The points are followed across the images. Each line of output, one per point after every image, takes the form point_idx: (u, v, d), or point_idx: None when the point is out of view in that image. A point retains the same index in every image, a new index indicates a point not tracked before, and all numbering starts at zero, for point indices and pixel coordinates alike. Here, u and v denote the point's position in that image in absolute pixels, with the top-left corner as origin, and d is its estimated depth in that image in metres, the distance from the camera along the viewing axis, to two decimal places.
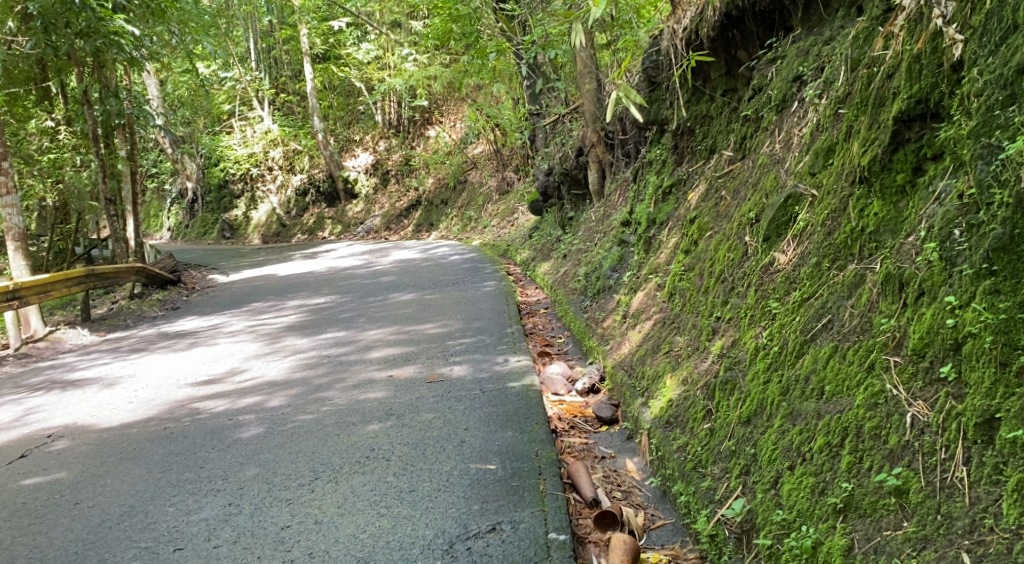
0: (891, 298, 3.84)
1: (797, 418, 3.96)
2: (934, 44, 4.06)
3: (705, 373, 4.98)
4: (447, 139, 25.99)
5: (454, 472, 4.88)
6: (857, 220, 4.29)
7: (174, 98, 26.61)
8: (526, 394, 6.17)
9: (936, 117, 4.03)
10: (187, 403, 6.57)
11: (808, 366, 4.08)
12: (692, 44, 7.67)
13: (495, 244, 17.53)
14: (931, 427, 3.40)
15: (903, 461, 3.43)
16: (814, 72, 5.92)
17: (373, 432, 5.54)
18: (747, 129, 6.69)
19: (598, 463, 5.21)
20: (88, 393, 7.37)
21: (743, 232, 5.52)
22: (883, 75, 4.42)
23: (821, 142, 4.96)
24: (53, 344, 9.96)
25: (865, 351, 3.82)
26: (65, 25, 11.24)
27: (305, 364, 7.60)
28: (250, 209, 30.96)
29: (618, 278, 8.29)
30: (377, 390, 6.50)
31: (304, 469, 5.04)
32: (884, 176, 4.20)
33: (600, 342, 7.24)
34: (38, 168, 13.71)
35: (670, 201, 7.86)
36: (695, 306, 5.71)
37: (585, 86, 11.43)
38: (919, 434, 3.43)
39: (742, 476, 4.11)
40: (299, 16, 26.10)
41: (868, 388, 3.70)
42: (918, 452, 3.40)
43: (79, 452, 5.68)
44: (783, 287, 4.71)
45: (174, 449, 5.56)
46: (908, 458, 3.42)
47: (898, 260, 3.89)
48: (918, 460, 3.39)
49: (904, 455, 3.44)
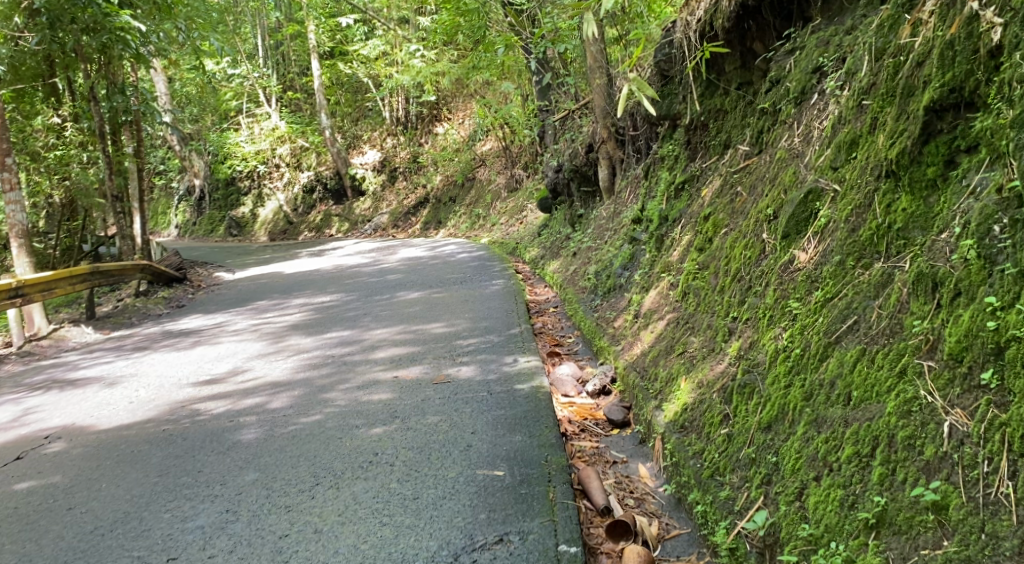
0: (922, 299, 3.62)
1: (822, 425, 3.75)
2: (969, 29, 3.87)
3: (721, 376, 4.78)
4: (455, 136, 25.83)
5: (459, 478, 4.69)
6: (883, 216, 4.10)
7: (180, 95, 26.50)
8: (534, 396, 5.98)
9: (971, 106, 3.83)
10: (188, 404, 6.39)
11: (833, 370, 3.87)
12: (707, 36, 7.45)
13: (503, 242, 17.35)
14: (971, 438, 3.20)
15: (941, 474, 3.22)
16: (835, 62, 5.72)
17: (376, 435, 5.35)
18: (764, 122, 6.47)
19: (609, 469, 5.03)
20: (88, 392, 7.20)
21: (761, 229, 5.31)
22: (912, 64, 4.22)
23: (843, 135, 4.77)
24: (56, 342, 9.81)
25: (896, 354, 3.60)
26: (71, 21, 11.00)
27: (308, 365, 7.41)
28: (257, 206, 30.89)
29: (629, 276, 8.10)
30: (382, 392, 6.31)
31: (305, 474, 4.85)
32: (913, 170, 4.00)
33: (611, 342, 7.04)
34: (44, 165, 13.72)
35: (682, 198, 7.66)
36: (710, 306, 5.50)
37: (596, 80, 11.19)
38: (958, 446, 3.23)
39: (763, 485, 3.90)
40: (306, 11, 25.95)
41: (899, 395, 3.48)
42: (957, 466, 3.20)
43: (74, 455, 5.51)
44: (803, 286, 4.50)
45: (172, 452, 5.38)
46: (946, 471, 3.22)
47: (931, 258, 3.67)
48: (957, 473, 3.18)
49: (941, 467, 3.23)
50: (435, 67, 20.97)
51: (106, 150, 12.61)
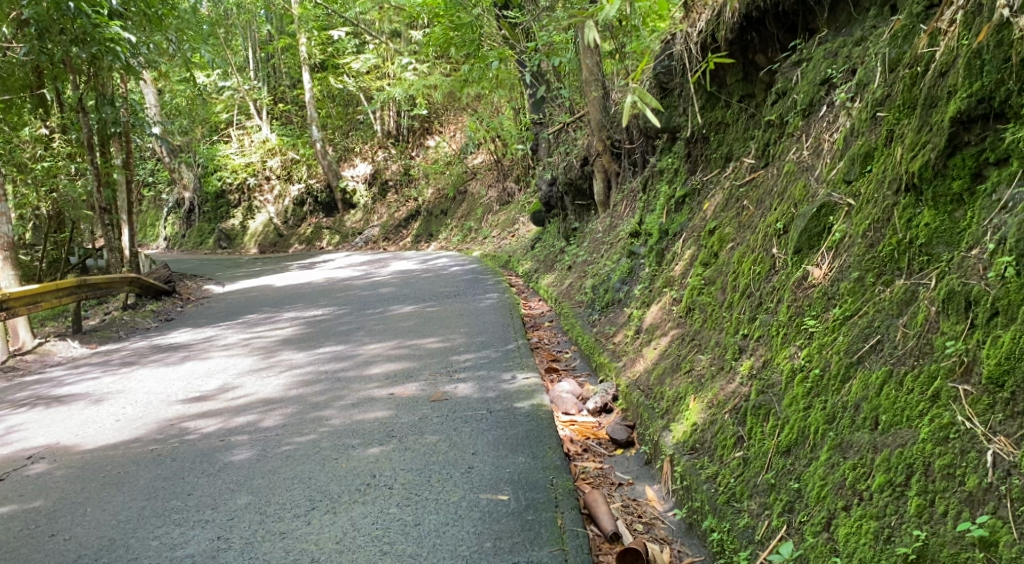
0: (954, 318, 3.50)
1: (848, 450, 3.61)
2: (999, 37, 3.76)
3: (732, 396, 4.60)
4: (447, 150, 25.70)
5: (462, 503, 4.49)
6: (904, 231, 3.96)
7: (171, 106, 26.26)
8: (535, 415, 5.78)
9: (1001, 117, 3.73)
10: (177, 422, 6.18)
11: (858, 393, 3.72)
12: (708, 48, 7.24)
13: (496, 255, 17.17)
14: (1019, 468, 3.05)
15: (988, 507, 3.07)
16: (845, 74, 5.57)
17: (373, 456, 5.15)
18: (770, 135, 6.29)
19: (615, 491, 4.85)
20: (73, 410, 6.97)
21: (771, 243, 5.13)
22: (934, 74, 4.08)
23: (857, 147, 4.62)
24: (41, 357, 9.57)
25: (927, 377, 3.47)
26: (60, 31, 10.75)
27: (301, 381, 7.19)
28: (247, 219, 30.64)
29: (628, 291, 7.93)
30: (377, 410, 6.10)
31: (300, 498, 4.65)
32: (937, 183, 3.88)
33: (612, 358, 6.85)
34: (31, 177, 13.21)
35: (682, 211, 7.50)
36: (718, 322, 5.31)
37: (592, 94, 11.03)
38: (1005, 477, 3.08)
39: (785, 514, 3.75)
40: (297, 23, 25.86)
41: (934, 420, 3.35)
42: (1005, 498, 3.05)
43: (57, 476, 5.29)
44: (819, 303, 4.32)
45: (161, 473, 5.16)
46: (993, 504, 3.06)
47: (962, 276, 3.55)
48: (1005, 507, 3.03)
49: (988, 500, 3.08)
50: (427, 80, 20.87)
51: (93, 161, 12.41)
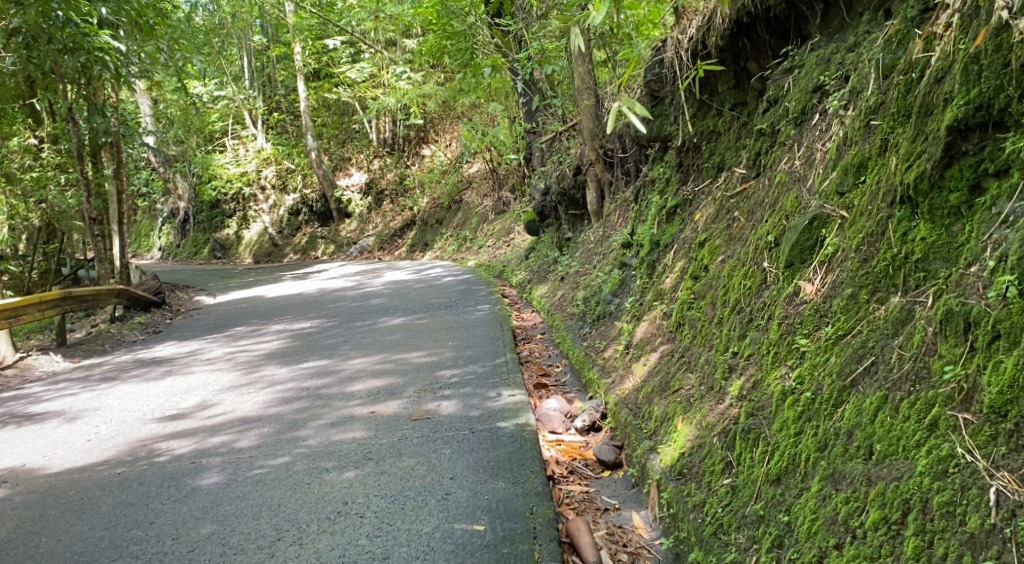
0: (953, 341, 3.29)
1: (841, 481, 3.40)
2: (997, 41, 3.56)
3: (721, 418, 4.37)
4: (442, 158, 25.47)
5: (435, 534, 4.27)
6: (899, 246, 3.76)
7: (165, 115, 26.03)
8: (519, 435, 5.55)
9: (1000, 126, 3.54)
10: (148, 443, 5.96)
11: (851, 419, 3.52)
12: (699, 54, 7.01)
13: (490, 265, 16.93)
14: None
15: (991, 552, 2.85)
16: (838, 81, 5.34)
17: (347, 481, 4.93)
18: (762, 144, 6.07)
19: (600, 517, 4.62)
20: (46, 429, 6.75)
21: (762, 257, 4.91)
22: (930, 80, 3.88)
23: (850, 157, 4.41)
24: (21, 372, 9.36)
25: (924, 405, 3.26)
26: (48, 41, 10.38)
27: (281, 398, 6.96)
28: (242, 228, 30.18)
29: (619, 304, 7.71)
30: (356, 430, 5.87)
31: (266, 527, 4.43)
32: (933, 196, 3.68)
33: (601, 374, 6.63)
34: (20, 187, 12.79)
35: (674, 222, 7.30)
36: (707, 339, 5.10)
37: (584, 102, 10.75)
38: (1009, 517, 2.86)
39: (774, 549, 3.53)
40: (292, 33, 25.63)
41: (932, 452, 3.14)
42: (1009, 542, 2.83)
43: (17, 502, 5.07)
44: (811, 321, 4.11)
45: (125, 499, 4.94)
46: (997, 547, 2.85)
47: (959, 294, 3.35)
48: (1010, 551, 2.82)
49: (990, 542, 2.87)
50: (421, 89, 20.94)
51: (84, 171, 12.17)
